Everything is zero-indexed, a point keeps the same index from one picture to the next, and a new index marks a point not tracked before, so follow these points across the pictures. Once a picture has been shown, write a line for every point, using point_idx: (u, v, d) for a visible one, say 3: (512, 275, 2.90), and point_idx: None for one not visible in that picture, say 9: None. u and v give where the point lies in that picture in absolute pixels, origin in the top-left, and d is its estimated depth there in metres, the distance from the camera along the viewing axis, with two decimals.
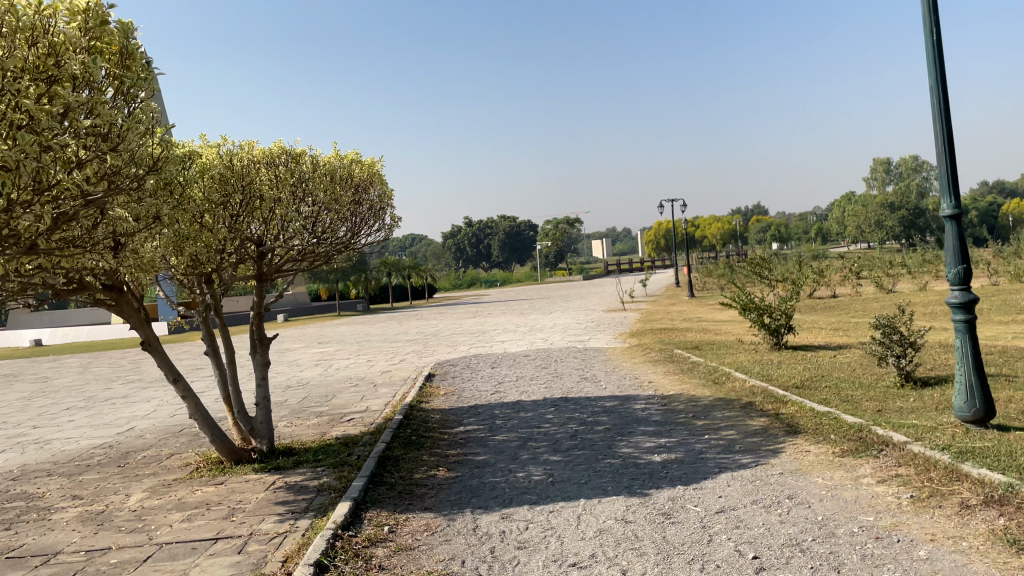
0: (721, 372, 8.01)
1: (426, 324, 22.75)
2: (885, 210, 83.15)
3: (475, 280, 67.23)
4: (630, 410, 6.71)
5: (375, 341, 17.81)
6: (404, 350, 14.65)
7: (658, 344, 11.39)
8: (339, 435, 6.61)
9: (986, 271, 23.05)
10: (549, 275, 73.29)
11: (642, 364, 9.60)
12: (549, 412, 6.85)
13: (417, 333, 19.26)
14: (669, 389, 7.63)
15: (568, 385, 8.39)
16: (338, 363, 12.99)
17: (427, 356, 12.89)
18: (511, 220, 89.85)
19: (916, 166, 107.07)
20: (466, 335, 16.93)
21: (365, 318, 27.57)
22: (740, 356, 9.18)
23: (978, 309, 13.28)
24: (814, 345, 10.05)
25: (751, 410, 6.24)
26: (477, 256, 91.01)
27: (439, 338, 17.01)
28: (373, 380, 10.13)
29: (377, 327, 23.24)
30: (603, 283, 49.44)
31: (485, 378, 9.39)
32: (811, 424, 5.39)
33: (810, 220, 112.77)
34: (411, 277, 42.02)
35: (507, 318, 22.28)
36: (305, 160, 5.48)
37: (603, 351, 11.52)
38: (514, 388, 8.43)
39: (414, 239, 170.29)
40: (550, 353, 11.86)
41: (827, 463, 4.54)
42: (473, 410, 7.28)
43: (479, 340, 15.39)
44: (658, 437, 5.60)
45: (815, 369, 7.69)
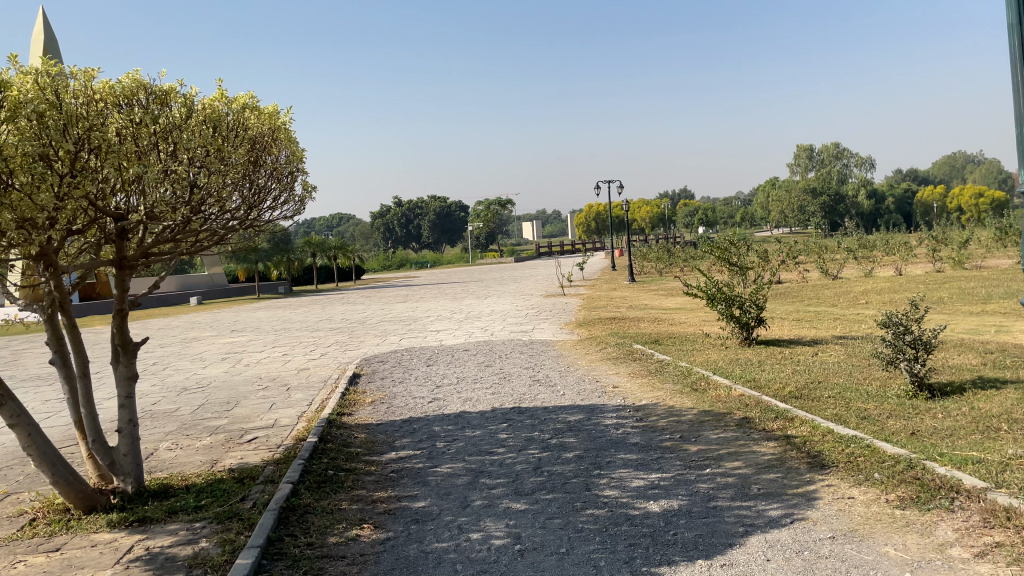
0: (698, 375, 6.88)
1: (352, 309, 21.12)
2: (808, 195, 85.02)
3: (405, 261, 65.38)
4: (601, 428, 5.47)
5: (295, 329, 16.17)
6: (326, 341, 13.12)
7: (613, 336, 10.22)
8: (232, 467, 5.16)
9: (924, 257, 22.85)
10: (479, 257, 71.92)
11: (599, 362, 8.40)
12: (501, 431, 5.56)
13: (342, 320, 17.68)
14: (640, 396, 6.44)
15: (518, 391, 7.11)
16: (249, 357, 11.41)
17: (352, 350, 11.43)
18: (442, 201, 88.10)
19: (837, 153, 109.95)
20: (396, 323, 15.50)
21: (286, 302, 25.75)
22: (712, 353, 8.08)
23: (940, 299, 12.61)
24: (787, 339, 9.03)
25: (751, 430, 5.08)
26: (406, 237, 88.87)
27: (366, 326, 15.51)
28: (286, 382, 8.65)
29: (299, 312, 21.49)
30: (536, 266, 48.50)
31: (419, 380, 8.03)
32: (841, 456, 4.24)
33: (736, 205, 114.72)
34: (337, 258, 40.12)
35: (440, 304, 20.92)
36: (175, 102, 4.00)
37: (551, 345, 10.29)
38: (454, 395, 7.10)
39: (341, 218, 166.14)
40: (492, 346, 10.57)
41: (888, 521, 3.38)
42: (405, 427, 5.93)
43: (410, 330, 13.97)
44: (647, 472, 4.37)
45: (808, 373, 6.62)
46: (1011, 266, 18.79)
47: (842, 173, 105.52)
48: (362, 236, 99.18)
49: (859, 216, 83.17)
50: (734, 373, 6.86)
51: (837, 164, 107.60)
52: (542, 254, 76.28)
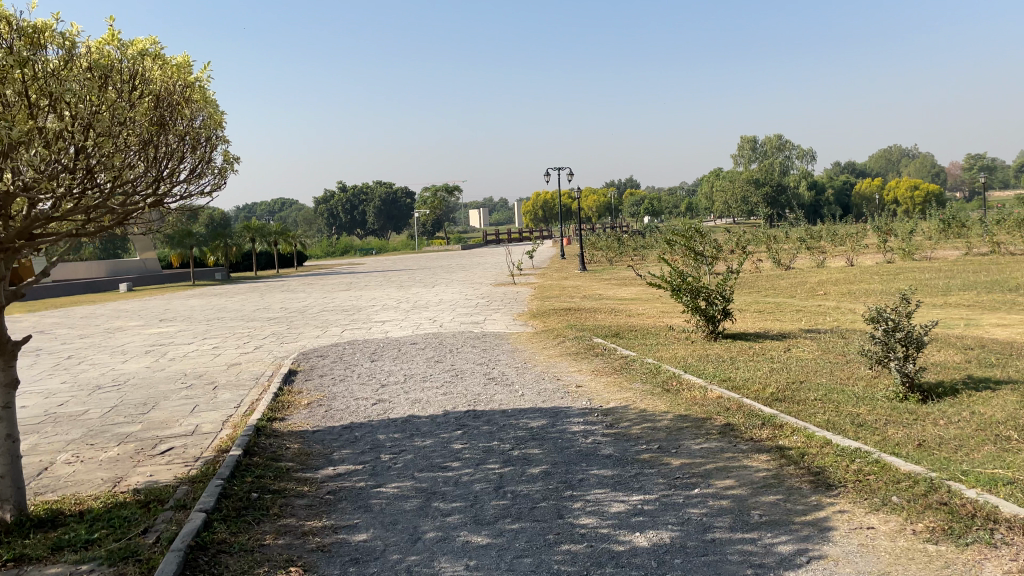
0: (668, 373, 6.32)
1: (292, 298, 20.13)
2: (751, 186, 86.24)
3: (349, 248, 63.94)
4: (568, 436, 4.85)
5: (230, 318, 15.19)
6: (262, 332, 12.24)
7: (570, 329, 9.62)
8: (138, 487, 4.39)
9: (872, 247, 22.95)
10: (425, 244, 70.86)
11: (558, 357, 7.79)
12: (454, 441, 4.89)
13: (281, 309, 16.73)
14: (607, 397, 5.86)
15: (472, 391, 6.46)
16: (176, 350, 10.49)
17: (290, 342, 10.61)
18: (388, 187, 86.67)
19: (779, 145, 111.89)
20: (339, 313, 14.68)
21: (223, 290, 24.58)
22: (678, 349, 7.55)
23: (898, 291, 12.39)
24: (754, 333, 8.57)
25: (738, 439, 4.52)
26: (351, 223, 87.13)
27: (307, 316, 14.64)
28: (214, 379, 7.83)
29: (235, 301, 20.41)
30: (484, 253, 47.87)
31: (362, 378, 7.31)
32: (849, 474, 3.70)
33: (681, 194, 115.92)
34: (279, 243, 38.82)
35: (386, 292, 20.11)
36: (51, 45, 3.26)
37: (504, 337, 9.66)
38: (401, 396, 6.40)
39: (284, 204, 162.54)
40: (441, 338, 9.89)
41: (922, 560, 2.84)
42: (345, 435, 5.22)
43: (353, 320, 13.16)
44: (628, 494, 3.77)
45: (788, 372, 6.12)
46: (958, 257, 18.86)
47: (784, 164, 107.34)
48: (305, 221, 96.93)
49: (799, 207, 84.66)
50: (706, 371, 6.33)
51: (779, 156, 109.42)
52: (489, 241, 75.58)
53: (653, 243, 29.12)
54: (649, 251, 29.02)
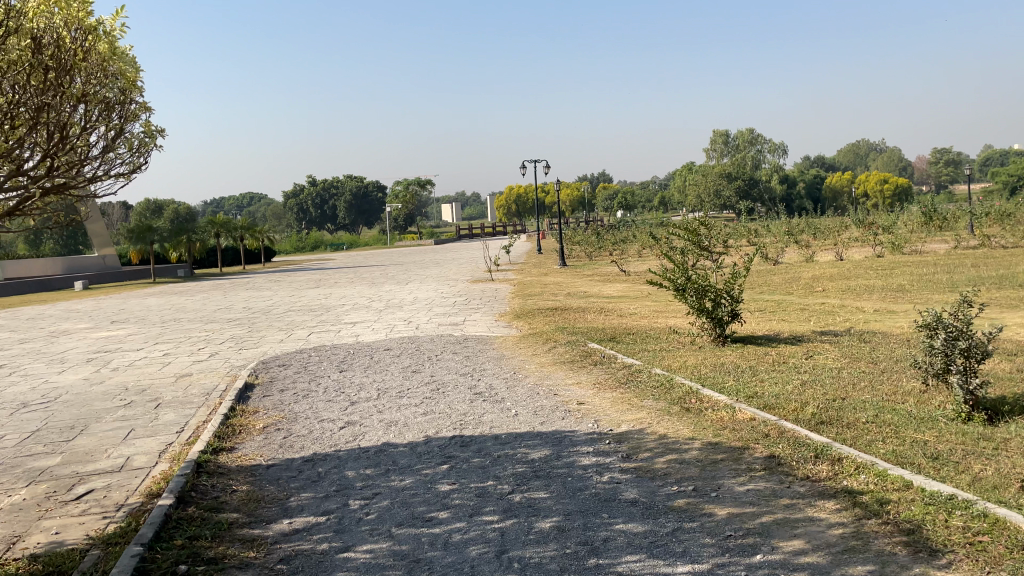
0: (684, 387, 5.47)
1: (256, 296, 18.98)
2: (723, 180, 86.15)
3: (319, 243, 62.51)
4: (579, 473, 3.98)
5: (187, 320, 14.08)
6: (221, 336, 11.19)
7: (560, 331, 8.74)
8: (37, 552, 3.44)
9: (857, 241, 22.37)
10: (397, 239, 69.57)
11: (552, 366, 6.91)
12: (440, 481, 3.99)
13: (243, 308, 15.63)
14: (616, 418, 4.99)
15: (457, 410, 5.55)
16: (121, 358, 9.43)
17: (250, 348, 9.60)
18: (359, 181, 85.20)
19: (752, 138, 112.01)
20: (306, 314, 13.67)
21: (185, 288, 23.35)
22: (686, 357, 6.70)
23: (903, 288, 11.68)
24: (764, 337, 7.76)
25: (791, 477, 3.68)
26: (321, 217, 85.44)
27: (271, 317, 13.59)
28: (159, 396, 6.83)
29: (196, 300, 19.21)
30: (457, 248, 46.85)
31: (329, 393, 6.38)
32: (955, 535, 2.87)
33: (654, 188, 115.71)
34: (245, 238, 37.54)
35: (357, 290, 19.10)
36: None
37: (487, 341, 8.75)
38: (374, 417, 5.48)
39: (252, 199, 159.85)
40: (417, 343, 8.96)
41: None
42: (306, 472, 4.30)
43: (321, 322, 12.15)
44: (669, 563, 2.90)
45: (823, 386, 5.30)
46: (949, 251, 18.31)
47: (755, 158, 107.51)
48: (274, 216, 94.98)
49: (772, 201, 84.69)
50: (727, 386, 5.49)
51: (751, 149, 109.44)
52: (462, 236, 74.52)
53: (632, 237, 28.34)
54: (628, 245, 28.23)
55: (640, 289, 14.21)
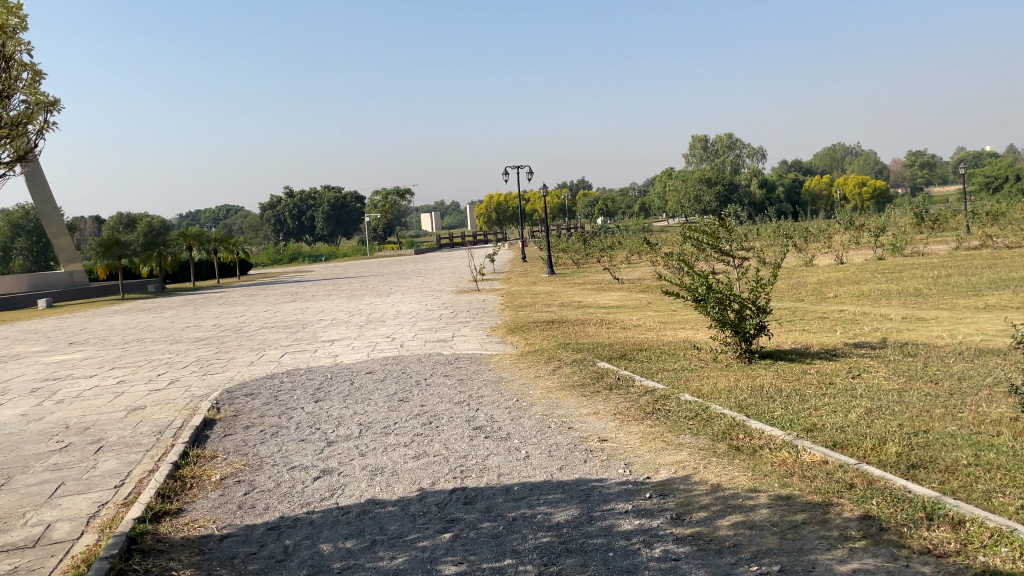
0: (725, 417, 4.60)
1: (228, 313, 17.91)
2: (703, 185, 86.00)
3: (296, 254, 61.32)
4: (623, 545, 3.07)
5: (151, 339, 13.02)
6: (185, 358, 10.17)
7: (562, 348, 7.84)
8: None
9: (852, 243, 21.75)
10: (377, 249, 68.45)
11: (560, 391, 6.01)
12: (444, 561, 3.07)
13: (214, 326, 14.59)
14: (652, 461, 4.10)
15: (455, 452, 4.63)
16: (70, 387, 8.40)
17: (216, 373, 8.61)
18: (337, 191, 84.02)
19: (730, 143, 112.10)
20: (281, 331, 12.68)
21: (153, 305, 22.20)
22: (715, 379, 5.82)
23: (920, 292, 10.94)
24: (794, 351, 6.89)
25: (909, 552, 2.80)
26: (299, 229, 84.04)
27: (243, 336, 12.57)
28: (104, 435, 5.86)
29: (164, 317, 18.10)
30: (438, 257, 45.94)
31: (302, 430, 5.43)
32: None
33: (633, 194, 115.50)
34: (219, 250, 36.39)
35: (336, 303, 18.10)
36: None
37: (480, 361, 7.84)
38: (356, 462, 4.55)
39: (229, 211, 157.81)
40: (403, 364, 8.02)
41: None
42: (269, 547, 3.36)
43: (296, 341, 11.17)
44: None
45: (891, 414, 4.44)
46: (949, 252, 17.70)
47: (734, 163, 107.51)
48: (251, 228, 93.51)
49: (752, 206, 84.62)
50: (777, 415, 4.62)
51: (729, 154, 109.41)
52: (443, 246, 73.51)
53: (619, 243, 27.52)
54: (615, 252, 27.42)
55: (638, 299, 13.34)
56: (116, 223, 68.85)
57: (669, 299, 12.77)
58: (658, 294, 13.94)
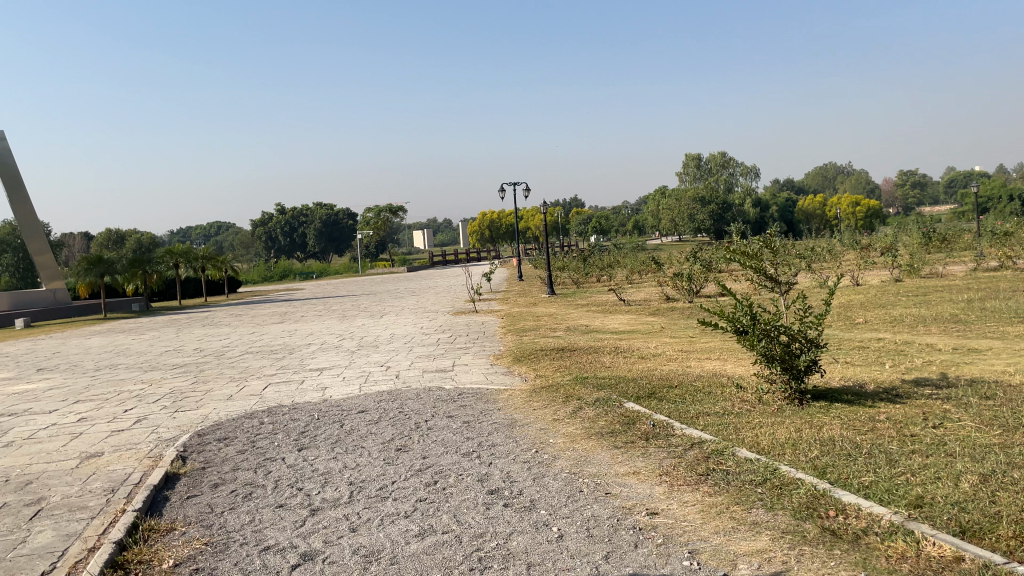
0: (804, 485, 3.72)
1: (211, 335, 16.91)
2: (696, 204, 85.58)
3: (287, 271, 60.40)
4: None
5: (125, 366, 12.07)
6: (157, 390, 9.21)
7: (579, 384, 6.91)
8: None
9: (862, 264, 20.99)
10: (369, 266, 67.56)
11: (586, 439, 5.10)
12: None
13: (194, 351, 13.63)
14: (724, 548, 3.20)
15: (468, 527, 3.71)
16: (24, 426, 7.46)
17: (188, 409, 7.67)
18: (329, 208, 83.19)
19: (724, 161, 111.93)
20: (266, 358, 11.75)
21: (135, 325, 21.22)
22: (772, 429, 4.91)
23: (958, 319, 10.10)
24: (850, 391, 6.00)
25: None
26: (290, 246, 83.00)
27: (224, 362, 11.62)
28: (45, 493, 4.92)
29: (143, 339, 17.10)
30: (431, 275, 45.05)
31: (280, 491, 4.51)
32: None
33: (627, 212, 115.04)
34: (206, 267, 35.46)
35: (325, 325, 17.17)
36: None
37: (487, 398, 6.93)
38: (345, 542, 3.62)
39: (220, 228, 156.74)
40: (400, 400, 7.10)
41: None
42: None
43: (281, 370, 10.22)
44: None
45: (1015, 484, 3.56)
46: (968, 274, 16.94)
47: (728, 182, 107.25)
48: (241, 245, 92.50)
49: (746, 225, 84.15)
50: (869, 484, 3.72)
51: (723, 172, 109.14)
52: (436, 263, 72.59)
53: (619, 261, 26.67)
54: (615, 271, 26.56)
55: (650, 323, 12.43)
56: (104, 239, 67.86)
57: (684, 324, 11.88)
58: (669, 317, 13.05)
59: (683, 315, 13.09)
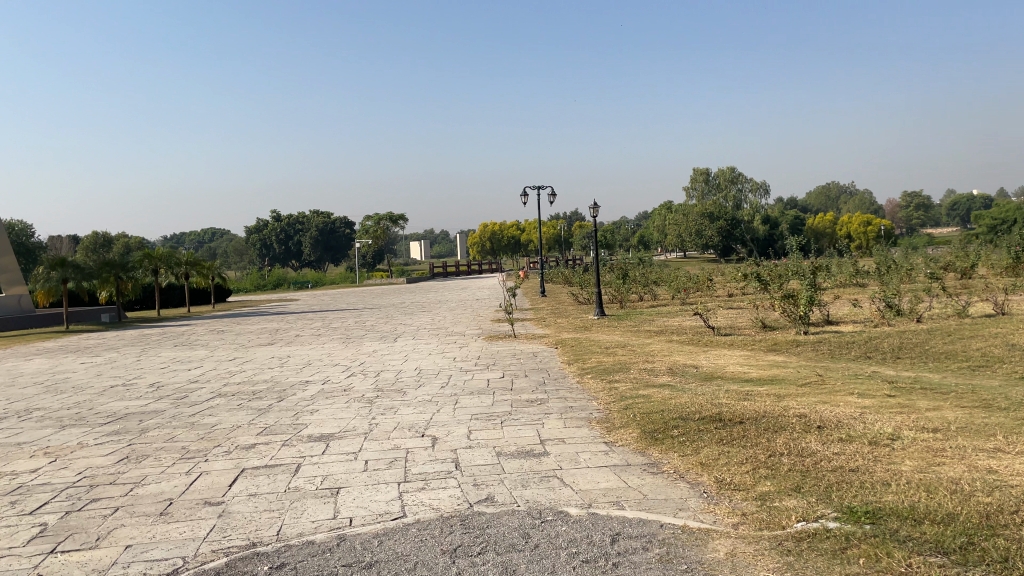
0: None
1: (180, 362, 13.20)
2: (704, 219, 82.60)
3: (282, 280, 56.98)
4: None
5: (42, 415, 8.38)
6: (54, 478, 5.52)
7: (879, 533, 3.31)
8: None
9: (966, 287, 17.66)
10: (366, 277, 63.96)
11: None
12: None
13: (149, 389, 9.94)
14: None
15: None
16: None
17: (80, 545, 4.01)
18: (326, 216, 79.75)
19: (733, 176, 108.97)
20: (246, 407, 8.16)
21: (94, 342, 17.57)
22: None
23: None
24: None
25: None
26: (286, 254, 79.24)
27: (186, 413, 7.97)
28: None
29: (92, 366, 13.38)
30: (436, 288, 41.60)
31: None
32: None
33: (631, 226, 111.99)
34: (190, 273, 31.87)
35: (327, 351, 13.59)
36: None
37: (687, 557, 3.33)
38: None
39: (214, 234, 153.29)
40: (497, 553, 3.48)
41: None
42: None
43: (264, 437, 6.54)
44: None
45: None
46: None
47: (736, 198, 104.39)
48: (234, 252, 88.87)
49: (756, 242, 81.29)
50: None
51: (731, 188, 106.22)
52: (438, 276, 68.81)
53: (661, 277, 23.16)
54: (656, 289, 23.01)
55: (787, 367, 8.86)
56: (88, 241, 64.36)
57: (846, 372, 8.30)
58: (805, 358, 9.47)
59: (823, 355, 9.51)
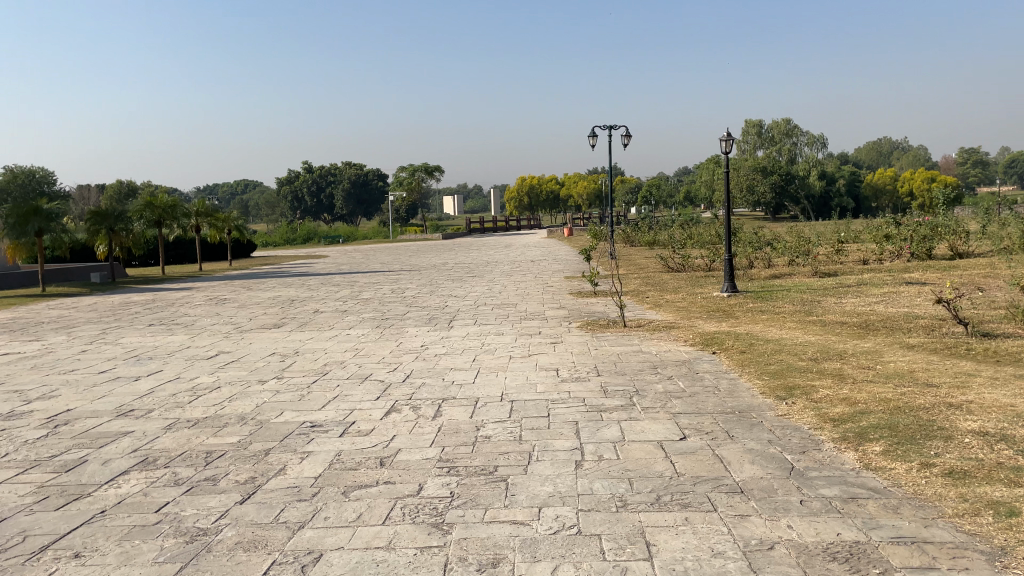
0: None
1: (137, 360, 8.86)
2: (758, 174, 76.19)
3: (311, 235, 52.93)
4: None
5: None
6: None
7: None
8: None
9: None
10: (398, 232, 59.42)
11: None
12: None
13: (30, 438, 5.55)
14: None
15: None
16: None
17: None
18: (358, 168, 75.38)
19: (789, 128, 101.78)
20: (168, 528, 3.69)
21: (54, 318, 13.36)
22: None
23: None
24: None
25: None
26: (317, 207, 75.08)
27: (27, 548, 3.54)
28: None
29: (15, 362, 9.08)
30: (479, 247, 37.02)
31: None
32: None
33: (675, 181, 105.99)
34: (204, 225, 27.72)
35: (356, 345, 9.11)
36: None
37: None
38: None
39: (246, 187, 150.28)
40: None
41: None
42: None
43: None
44: None
45: None
46: None
47: (791, 152, 97.33)
48: (265, 204, 85.06)
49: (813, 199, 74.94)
50: None
51: (785, 142, 99.18)
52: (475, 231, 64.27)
53: (774, 240, 18.27)
54: (766, 254, 18.15)
55: None
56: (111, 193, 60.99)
57: None
58: None
59: None
